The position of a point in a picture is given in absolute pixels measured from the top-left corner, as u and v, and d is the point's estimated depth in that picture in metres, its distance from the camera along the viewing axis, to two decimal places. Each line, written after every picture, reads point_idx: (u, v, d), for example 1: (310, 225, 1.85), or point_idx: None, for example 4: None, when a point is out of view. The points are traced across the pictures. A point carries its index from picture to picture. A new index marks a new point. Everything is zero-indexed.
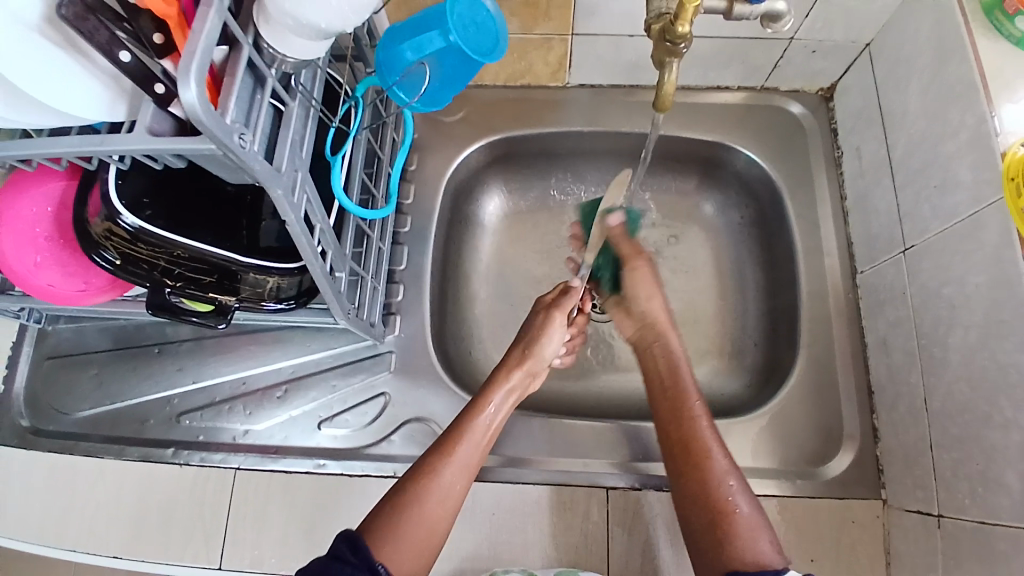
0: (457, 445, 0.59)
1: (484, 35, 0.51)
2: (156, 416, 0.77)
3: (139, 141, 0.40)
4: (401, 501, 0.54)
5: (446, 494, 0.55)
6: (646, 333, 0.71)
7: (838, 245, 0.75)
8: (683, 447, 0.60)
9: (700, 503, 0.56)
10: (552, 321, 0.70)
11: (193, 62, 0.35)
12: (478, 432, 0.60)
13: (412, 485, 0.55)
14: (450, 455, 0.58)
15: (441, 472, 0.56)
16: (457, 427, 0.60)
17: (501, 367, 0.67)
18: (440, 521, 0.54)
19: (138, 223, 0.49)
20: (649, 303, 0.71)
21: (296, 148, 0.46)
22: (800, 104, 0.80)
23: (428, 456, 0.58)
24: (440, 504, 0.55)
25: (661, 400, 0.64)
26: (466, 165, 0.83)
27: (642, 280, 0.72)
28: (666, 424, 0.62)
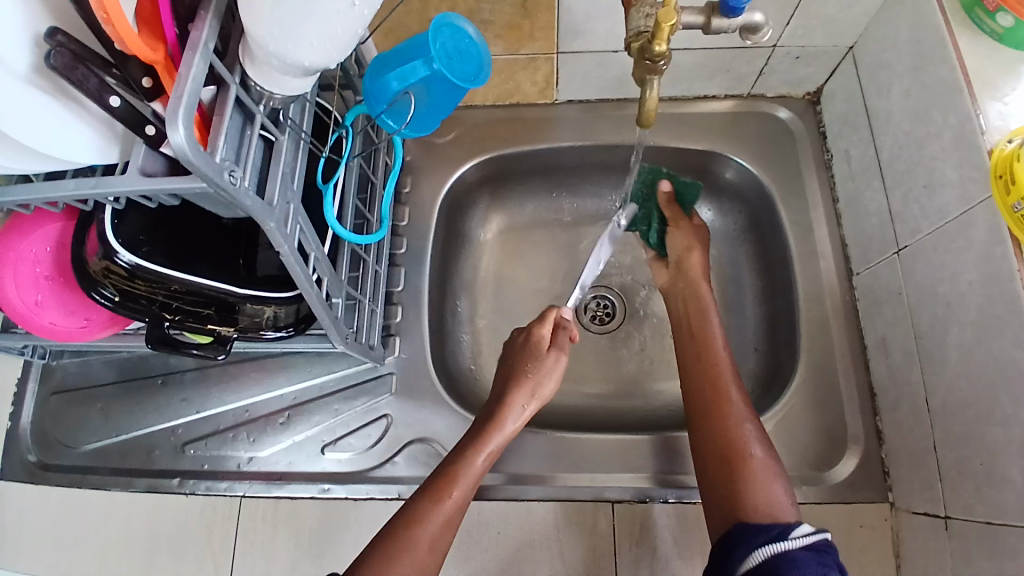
0: (449, 492, 0.59)
1: (468, 60, 0.52)
2: (162, 447, 0.77)
3: (133, 181, 0.41)
4: (389, 549, 0.54)
5: (433, 541, 0.56)
6: (680, 284, 0.74)
7: (832, 247, 0.75)
8: (705, 394, 0.63)
9: (716, 444, 0.59)
10: (548, 361, 0.69)
11: (180, 105, 0.36)
12: (472, 476, 0.60)
13: (399, 533, 0.56)
14: (442, 503, 0.58)
15: (431, 518, 0.57)
16: (452, 472, 0.60)
17: (503, 404, 0.66)
18: (424, 570, 0.55)
19: (136, 260, 0.49)
20: (687, 255, 0.75)
21: (287, 180, 0.47)
22: (787, 109, 0.80)
23: (419, 501, 0.58)
24: (428, 552, 0.55)
25: (689, 345, 0.68)
26: (460, 185, 0.83)
27: (682, 232, 0.76)
28: (691, 367, 0.66)
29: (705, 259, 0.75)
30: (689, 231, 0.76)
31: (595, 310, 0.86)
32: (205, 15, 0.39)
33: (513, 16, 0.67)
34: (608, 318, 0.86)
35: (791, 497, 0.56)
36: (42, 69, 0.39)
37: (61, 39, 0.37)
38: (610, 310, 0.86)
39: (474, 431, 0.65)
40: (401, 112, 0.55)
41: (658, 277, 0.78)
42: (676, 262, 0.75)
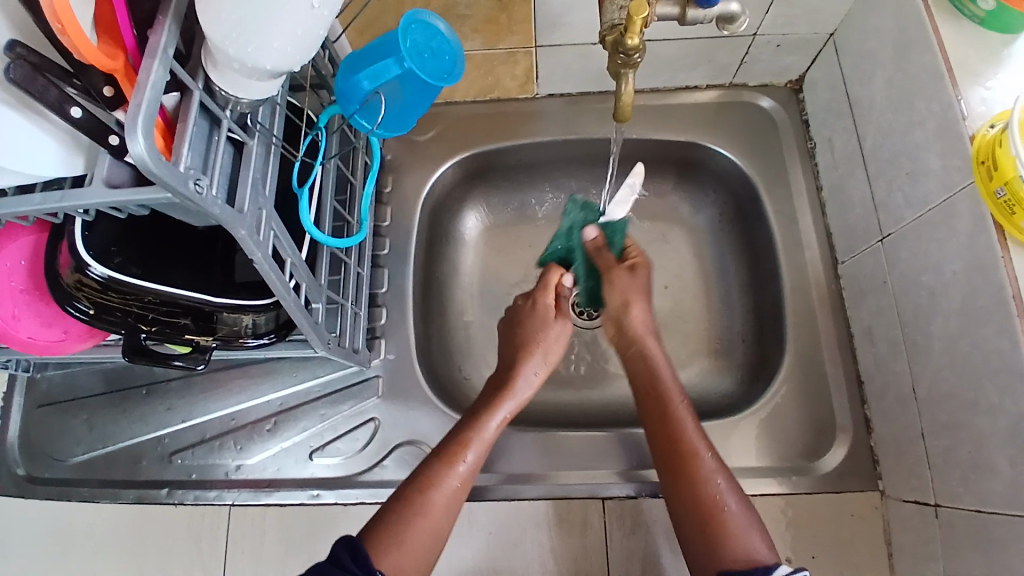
0: (462, 455, 0.59)
1: (441, 61, 0.51)
2: (148, 456, 0.76)
3: (99, 193, 0.40)
4: (404, 514, 0.54)
5: (447, 500, 0.56)
6: (625, 342, 0.69)
7: (817, 236, 0.75)
8: (671, 448, 0.60)
9: (690, 503, 0.57)
10: (552, 331, 0.69)
11: (140, 114, 0.35)
12: (484, 441, 0.60)
13: (416, 492, 0.56)
14: (455, 466, 0.58)
15: (443, 478, 0.57)
16: (465, 435, 0.60)
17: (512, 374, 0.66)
18: (439, 531, 0.55)
19: (108, 272, 0.48)
20: (625, 309, 0.69)
21: (258, 186, 0.46)
22: (770, 98, 0.79)
23: (430, 464, 0.58)
24: (442, 515, 0.56)
25: (646, 402, 0.64)
26: (442, 184, 0.82)
27: (621, 285, 0.70)
28: (652, 426, 0.62)
29: (646, 313, 0.69)
30: (624, 283, 0.70)
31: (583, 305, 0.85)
32: (164, 20, 0.38)
33: (490, 10, 0.66)
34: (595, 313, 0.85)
35: (770, 547, 0.54)
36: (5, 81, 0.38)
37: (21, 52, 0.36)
38: None
39: (484, 398, 0.64)
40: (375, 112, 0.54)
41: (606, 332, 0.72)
42: (616, 316, 0.69)
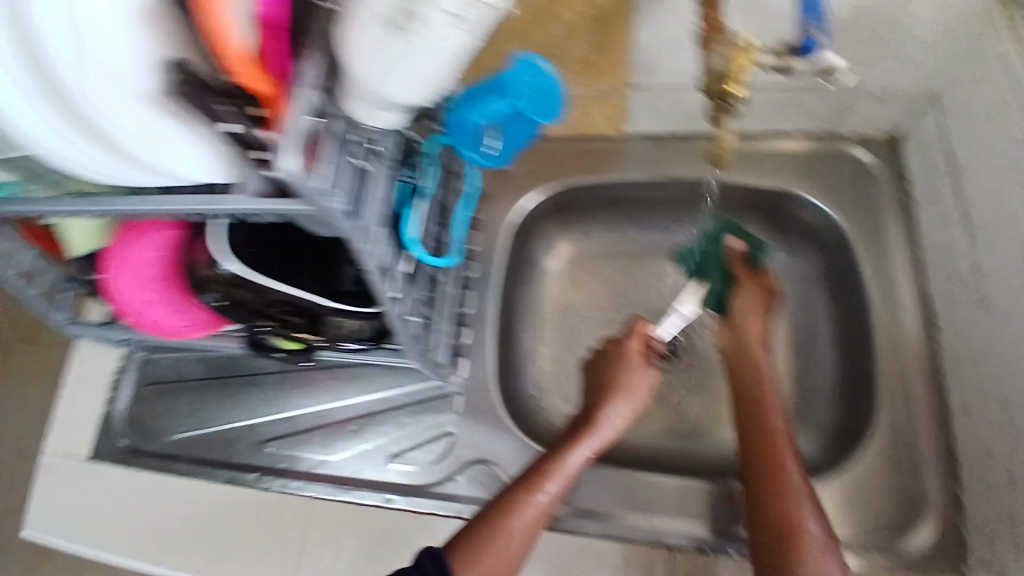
0: (541, 485, 0.61)
1: (546, 97, 0.55)
2: (242, 442, 0.83)
3: (248, 201, 0.48)
4: (485, 534, 0.57)
5: (525, 529, 0.59)
6: (734, 348, 0.71)
7: (915, 298, 0.73)
8: (760, 458, 0.61)
9: (768, 518, 0.58)
10: (635, 376, 0.70)
11: (291, 136, 0.42)
12: (565, 472, 0.63)
13: (497, 516, 0.58)
14: (534, 494, 0.61)
15: (524, 502, 0.60)
16: (548, 465, 0.63)
17: (595, 414, 0.67)
18: (516, 555, 0.58)
19: (238, 269, 0.54)
20: (748, 318, 0.71)
21: (377, 205, 0.52)
22: (867, 151, 0.78)
23: (512, 491, 0.61)
24: (520, 541, 0.58)
25: (743, 409, 0.66)
26: (533, 215, 0.86)
27: (752, 296, 0.72)
28: (746, 433, 0.64)
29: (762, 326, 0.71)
30: (755, 297, 0.72)
31: None
32: (314, 53, 0.43)
33: (588, 51, 0.69)
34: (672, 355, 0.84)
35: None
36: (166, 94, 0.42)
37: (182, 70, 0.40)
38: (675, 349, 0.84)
39: (568, 433, 0.67)
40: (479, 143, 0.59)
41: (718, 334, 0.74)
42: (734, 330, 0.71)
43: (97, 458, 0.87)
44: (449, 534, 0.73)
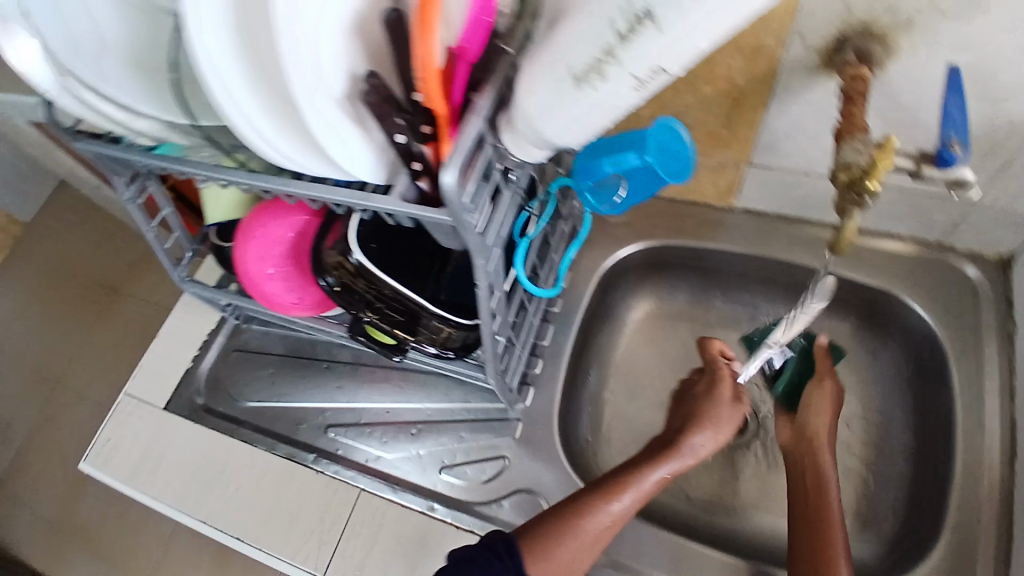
0: (619, 497, 0.62)
1: (679, 160, 0.58)
2: (309, 422, 0.88)
3: (394, 204, 0.52)
4: (557, 531, 0.60)
5: (596, 534, 0.61)
6: (800, 444, 0.70)
7: (1002, 423, 0.70)
8: (810, 566, 0.60)
9: None
10: (722, 411, 0.71)
11: (457, 154, 0.45)
12: (645, 487, 0.64)
13: (571, 517, 0.61)
14: (611, 502, 0.62)
15: (600, 508, 0.62)
16: (629, 477, 0.64)
17: (680, 438, 0.69)
18: (581, 559, 0.60)
19: (364, 260, 0.60)
20: (816, 418, 0.71)
21: (500, 227, 0.55)
22: (976, 267, 0.78)
23: (590, 493, 0.63)
24: (588, 544, 0.60)
25: (803, 509, 0.65)
26: (623, 264, 0.89)
27: (822, 393, 0.72)
28: (801, 536, 0.63)
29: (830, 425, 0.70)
30: (823, 394, 0.72)
31: None
32: (489, 87, 0.48)
33: (714, 123, 0.73)
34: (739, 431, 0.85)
35: None
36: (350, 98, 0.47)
37: (377, 80, 0.47)
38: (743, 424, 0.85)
39: (651, 452, 0.68)
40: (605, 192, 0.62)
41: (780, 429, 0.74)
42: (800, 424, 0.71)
43: (171, 410, 0.92)
44: None
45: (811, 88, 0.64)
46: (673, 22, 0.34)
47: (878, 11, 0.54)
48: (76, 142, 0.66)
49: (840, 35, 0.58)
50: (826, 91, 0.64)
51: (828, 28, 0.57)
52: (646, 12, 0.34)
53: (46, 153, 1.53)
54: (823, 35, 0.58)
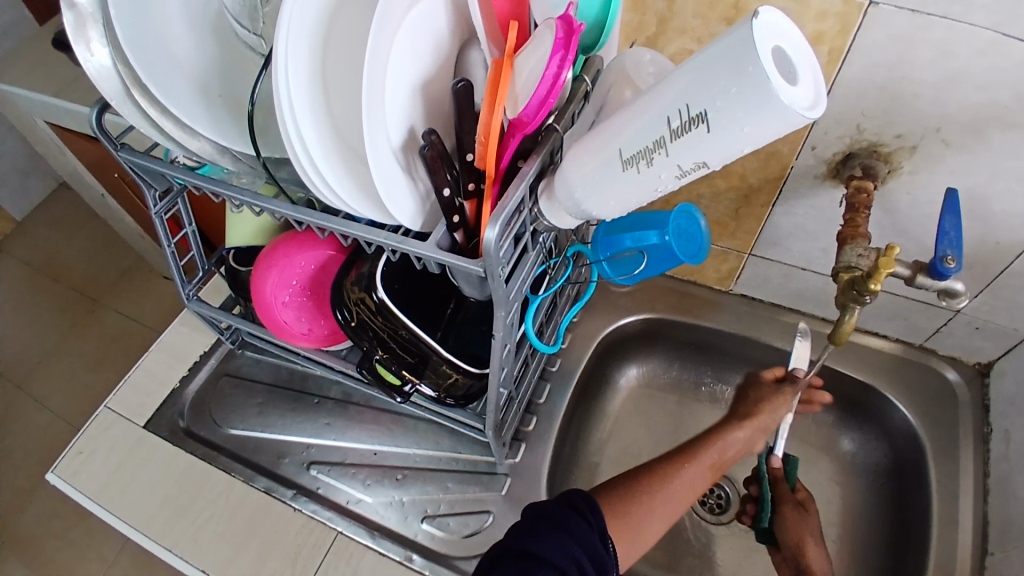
0: (687, 467, 0.70)
1: (695, 241, 0.61)
2: (291, 456, 0.86)
3: (429, 250, 0.53)
4: (635, 490, 0.66)
5: (672, 496, 0.67)
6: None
7: (974, 521, 0.73)
8: None
9: None
10: (766, 395, 0.78)
11: (502, 212, 0.48)
12: (707, 462, 0.71)
13: (646, 480, 0.68)
14: (683, 472, 0.70)
15: (673, 475, 0.69)
16: (696, 449, 0.72)
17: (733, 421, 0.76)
18: (660, 519, 0.66)
19: (386, 299, 0.62)
20: (807, 551, 0.74)
21: (523, 283, 0.58)
22: (955, 372, 0.83)
23: (663, 462, 0.70)
24: (666, 504, 0.67)
25: None
26: (622, 331, 0.92)
27: (799, 522, 0.76)
28: None
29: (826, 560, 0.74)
30: (799, 523, 0.76)
31: (708, 497, 0.88)
32: (537, 155, 0.51)
33: (724, 214, 0.78)
34: (719, 509, 0.87)
35: None
36: (404, 149, 0.53)
37: (435, 136, 0.50)
38: (723, 502, 0.87)
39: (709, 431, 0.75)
40: (630, 263, 0.66)
41: (777, 563, 0.77)
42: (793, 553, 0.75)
43: (151, 428, 0.89)
44: None
45: (817, 195, 0.71)
46: (723, 127, 0.38)
47: (885, 136, 0.62)
48: (115, 150, 0.67)
49: (848, 151, 0.65)
50: (831, 199, 0.70)
51: (839, 146, 0.65)
52: (699, 115, 0.39)
53: (56, 156, 1.54)
54: (834, 150, 0.66)
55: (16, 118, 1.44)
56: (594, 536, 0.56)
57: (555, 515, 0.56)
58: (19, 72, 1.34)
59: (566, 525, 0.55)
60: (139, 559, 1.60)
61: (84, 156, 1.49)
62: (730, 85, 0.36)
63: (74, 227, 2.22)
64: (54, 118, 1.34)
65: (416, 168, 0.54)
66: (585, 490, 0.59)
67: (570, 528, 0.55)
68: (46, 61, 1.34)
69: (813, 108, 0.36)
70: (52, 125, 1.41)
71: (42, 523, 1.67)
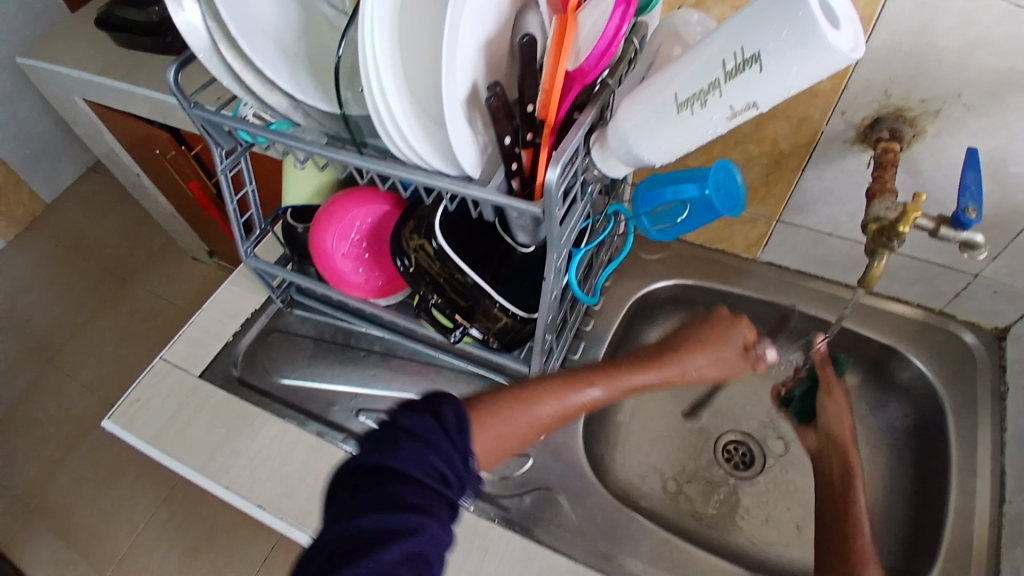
0: (578, 391, 0.68)
1: (733, 195, 0.65)
2: (341, 404, 0.91)
3: (490, 193, 0.58)
4: (512, 402, 0.64)
5: (549, 417, 0.66)
6: (828, 441, 0.78)
7: (992, 470, 0.77)
8: (841, 551, 0.65)
9: (837, 559, 0.64)
10: (726, 352, 0.77)
11: (563, 154, 0.53)
12: (611, 389, 0.70)
13: (528, 394, 0.65)
14: (574, 392, 0.68)
15: (559, 394, 0.67)
16: (594, 375, 0.70)
17: (676, 357, 0.75)
18: (526, 436, 0.64)
19: (445, 246, 0.67)
20: (835, 418, 0.80)
21: (573, 227, 0.62)
22: (973, 335, 0.87)
23: (556, 379, 0.68)
24: (538, 422, 0.65)
25: (833, 506, 0.71)
26: (654, 295, 0.97)
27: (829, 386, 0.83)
28: (827, 528, 0.69)
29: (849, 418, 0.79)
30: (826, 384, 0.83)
31: (732, 454, 0.92)
32: (592, 107, 0.56)
33: (755, 180, 0.83)
34: (745, 464, 0.91)
35: None
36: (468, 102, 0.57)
37: (498, 88, 0.55)
38: (747, 459, 0.91)
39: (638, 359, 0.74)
40: (675, 212, 0.70)
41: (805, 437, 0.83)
42: (825, 433, 0.79)
43: (207, 378, 0.95)
44: (508, 553, 0.76)
45: (845, 159, 0.75)
46: (774, 68, 0.43)
47: (910, 101, 0.67)
48: (190, 108, 0.72)
49: (876, 115, 0.69)
50: (858, 162, 0.75)
51: (867, 110, 0.69)
52: (753, 55, 0.44)
53: (92, 135, 1.60)
54: (863, 114, 0.70)
55: (55, 97, 1.50)
56: (456, 451, 0.52)
57: (416, 425, 0.51)
58: (63, 52, 1.40)
59: (430, 442, 0.51)
60: (172, 524, 1.66)
61: (121, 135, 1.54)
62: (781, 28, 0.41)
63: (105, 208, 2.30)
64: (94, 97, 1.40)
65: (477, 120, 0.59)
66: (455, 400, 0.55)
67: (433, 445, 0.51)
68: (89, 43, 1.40)
69: (856, 50, 0.41)
70: (90, 103, 1.47)
71: (71, 490, 1.74)
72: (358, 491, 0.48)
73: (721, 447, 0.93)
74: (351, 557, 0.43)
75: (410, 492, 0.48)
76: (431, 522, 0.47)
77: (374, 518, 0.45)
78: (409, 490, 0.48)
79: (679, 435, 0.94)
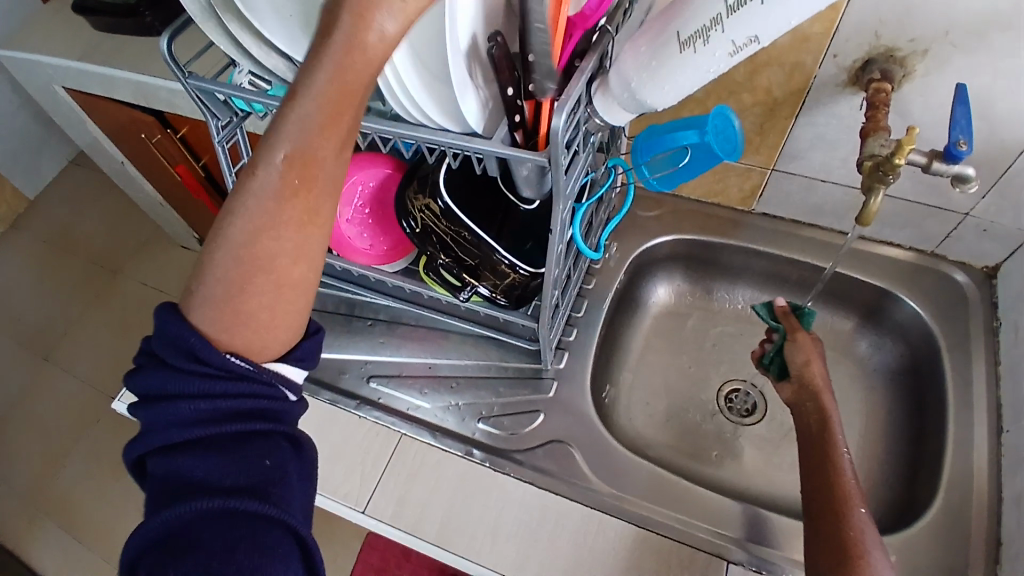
0: (272, 183, 0.46)
1: (731, 140, 0.66)
2: (351, 371, 0.90)
3: (494, 146, 0.57)
4: (233, 283, 0.47)
5: (285, 244, 0.47)
6: (803, 391, 0.79)
7: (987, 403, 0.80)
8: (827, 491, 0.67)
9: (823, 499, 0.67)
10: None
11: (567, 101, 0.52)
12: (331, 141, 0.46)
13: (235, 259, 0.47)
14: (278, 192, 0.46)
15: (269, 220, 0.47)
16: (282, 145, 0.46)
17: (353, 13, 0.44)
18: (293, 283, 0.48)
19: (451, 204, 0.68)
20: (805, 366, 0.80)
21: (577, 178, 0.62)
22: (965, 274, 0.89)
23: (253, 202, 0.46)
24: (283, 266, 0.48)
25: (813, 448, 0.73)
26: (654, 251, 0.98)
27: (803, 344, 0.82)
28: (810, 470, 0.71)
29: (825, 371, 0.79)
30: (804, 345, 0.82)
31: (734, 401, 0.94)
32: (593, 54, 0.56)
33: (749, 130, 0.84)
34: (748, 411, 0.94)
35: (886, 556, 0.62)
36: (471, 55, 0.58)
37: (500, 38, 0.56)
38: (750, 405, 0.94)
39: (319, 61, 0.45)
40: (677, 158, 0.72)
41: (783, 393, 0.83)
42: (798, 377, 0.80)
43: None
44: (526, 503, 0.78)
45: (838, 103, 0.76)
46: None
47: (899, 41, 0.68)
48: (183, 78, 0.71)
49: (867, 57, 0.70)
50: (851, 105, 0.76)
51: (859, 53, 0.71)
52: None
53: (75, 125, 1.58)
54: (854, 57, 0.71)
55: (35, 87, 1.48)
56: (201, 377, 0.47)
57: (154, 388, 0.48)
58: (39, 40, 1.37)
59: (176, 391, 0.47)
60: None
61: (103, 123, 1.52)
62: None
63: (90, 200, 2.27)
64: (75, 84, 1.38)
65: (478, 74, 0.59)
66: (173, 316, 0.48)
67: (177, 395, 0.47)
68: (66, 29, 1.37)
69: None
70: (70, 92, 1.44)
71: (75, 486, 1.74)
72: (162, 478, 0.47)
73: (724, 395, 0.95)
74: (180, 551, 0.44)
75: (195, 462, 0.47)
76: (224, 479, 0.46)
77: (183, 508, 0.45)
78: (191, 462, 0.47)
79: (683, 387, 0.96)
